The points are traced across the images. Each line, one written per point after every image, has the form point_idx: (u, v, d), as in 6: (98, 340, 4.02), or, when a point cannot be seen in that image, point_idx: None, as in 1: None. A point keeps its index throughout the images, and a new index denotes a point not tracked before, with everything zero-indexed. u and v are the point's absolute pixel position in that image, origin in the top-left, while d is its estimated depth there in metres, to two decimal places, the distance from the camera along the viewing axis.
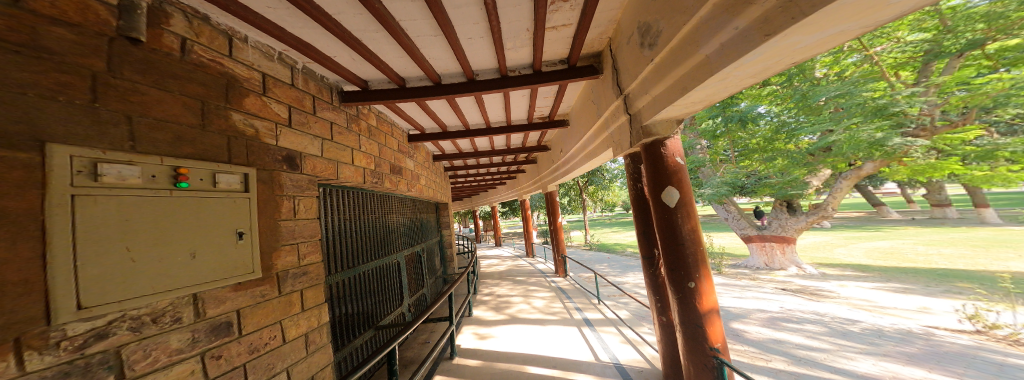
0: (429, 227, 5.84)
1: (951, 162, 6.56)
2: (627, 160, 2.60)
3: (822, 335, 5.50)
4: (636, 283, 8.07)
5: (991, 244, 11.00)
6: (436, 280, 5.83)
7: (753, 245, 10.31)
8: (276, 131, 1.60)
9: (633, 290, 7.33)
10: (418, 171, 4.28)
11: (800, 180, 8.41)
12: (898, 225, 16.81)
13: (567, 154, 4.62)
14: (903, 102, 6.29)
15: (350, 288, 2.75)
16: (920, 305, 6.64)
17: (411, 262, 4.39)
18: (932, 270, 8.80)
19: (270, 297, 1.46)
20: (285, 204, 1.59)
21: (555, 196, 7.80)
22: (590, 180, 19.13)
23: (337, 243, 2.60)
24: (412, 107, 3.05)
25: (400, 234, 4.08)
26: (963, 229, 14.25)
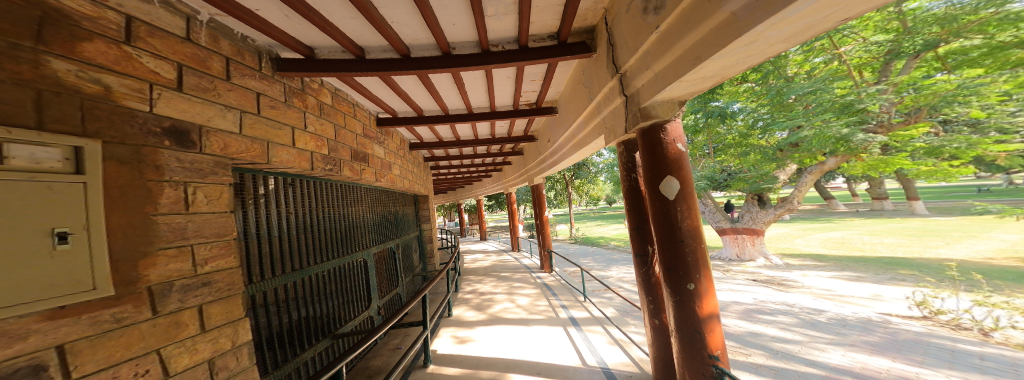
0: (406, 221, 5.45)
1: (899, 158, 6.60)
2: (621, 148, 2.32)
3: (795, 327, 5.54)
4: (619, 277, 7.96)
5: (923, 232, 11.80)
6: (414, 278, 5.47)
7: (727, 237, 10.46)
8: (151, 94, 1.12)
9: (615, 284, 7.22)
10: (391, 160, 3.87)
11: (770, 174, 8.66)
12: (855, 216, 17.78)
13: (554, 144, 4.34)
14: (868, 99, 6.31)
15: (294, 294, 2.38)
16: (873, 293, 6.88)
17: (383, 259, 4.03)
18: (879, 259, 9.19)
19: (134, 322, 1.01)
20: (167, 193, 1.13)
21: (542, 189, 7.47)
22: (575, 173, 19.02)
23: (273, 242, 2.22)
24: (377, 83, 2.65)
25: (368, 229, 3.69)
26: (898, 218, 15.40)
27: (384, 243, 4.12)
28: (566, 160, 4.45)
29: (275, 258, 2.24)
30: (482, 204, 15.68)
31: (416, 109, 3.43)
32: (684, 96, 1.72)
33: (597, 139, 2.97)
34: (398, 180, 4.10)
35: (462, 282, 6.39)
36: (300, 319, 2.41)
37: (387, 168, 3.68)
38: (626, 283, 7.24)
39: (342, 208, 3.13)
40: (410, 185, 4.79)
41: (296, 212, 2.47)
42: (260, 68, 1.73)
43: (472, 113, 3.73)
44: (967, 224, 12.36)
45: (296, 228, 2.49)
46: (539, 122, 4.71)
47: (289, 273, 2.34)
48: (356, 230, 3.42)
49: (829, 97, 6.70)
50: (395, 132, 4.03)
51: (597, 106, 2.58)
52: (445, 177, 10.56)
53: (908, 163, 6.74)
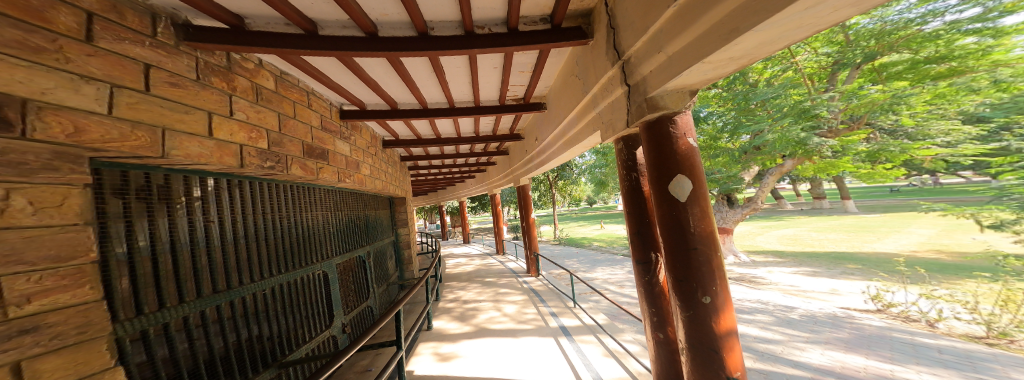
0: (380, 225, 4.97)
1: (842, 161, 6.82)
2: (619, 144, 2.00)
3: (774, 325, 5.50)
4: (605, 278, 7.70)
5: (858, 229, 12.37)
6: (390, 287, 5.00)
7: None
8: None
9: (602, 285, 6.91)
10: (360, 159, 3.42)
11: (738, 175, 8.61)
12: (818, 212, 18.63)
13: (542, 142, 4.04)
14: (820, 105, 6.26)
15: (224, 318, 1.89)
16: (831, 287, 7.07)
17: (350, 269, 3.57)
18: (829, 254, 9.60)
19: None
20: None
21: (528, 190, 7.14)
22: (559, 174, 18.88)
23: (201, 254, 1.79)
24: (336, 67, 2.25)
25: (330, 236, 3.24)
26: (837, 215, 16.33)
27: (351, 250, 3.66)
28: (555, 159, 4.17)
29: (205, 272, 1.81)
30: (465, 206, 15.16)
31: (388, 102, 3.03)
32: (698, 84, 1.36)
33: (591, 137, 2.68)
34: (368, 180, 3.64)
35: (443, 290, 5.96)
36: (241, 345, 1.97)
37: (355, 167, 3.24)
38: (611, 285, 7.00)
39: (297, 211, 2.69)
40: (383, 187, 4.34)
41: (233, 216, 2.03)
42: (154, 34, 1.32)
43: (452, 108, 3.34)
44: (888, 220, 13.36)
45: (234, 236, 2.05)
46: (526, 119, 4.39)
47: (227, 290, 1.91)
48: (315, 237, 2.97)
49: (786, 102, 6.70)
50: (365, 127, 3.59)
51: (592, 98, 2.29)
52: (424, 178, 10.03)
53: (851, 166, 6.90)
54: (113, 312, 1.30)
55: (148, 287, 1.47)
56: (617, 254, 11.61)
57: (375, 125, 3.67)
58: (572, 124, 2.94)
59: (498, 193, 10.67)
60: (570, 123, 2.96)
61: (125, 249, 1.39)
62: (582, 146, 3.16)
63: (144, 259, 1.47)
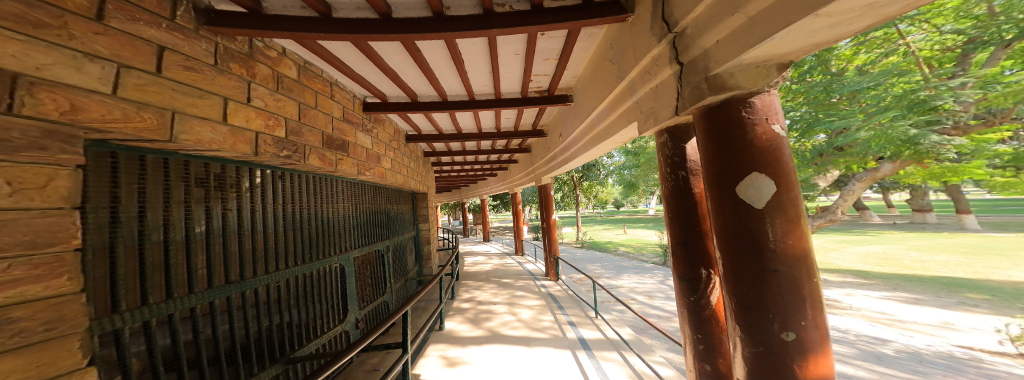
0: (401, 219, 4.98)
1: (974, 166, 5.96)
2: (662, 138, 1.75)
3: (855, 360, 4.43)
4: (631, 287, 7.25)
5: (982, 251, 10.53)
6: (407, 282, 4.97)
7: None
8: None
9: (627, 295, 6.51)
10: (381, 152, 3.37)
11: (811, 181, 7.47)
12: (880, 229, 16.54)
13: (566, 138, 3.80)
14: (944, 96, 5.30)
15: (236, 309, 1.89)
16: (941, 320, 5.81)
17: (368, 263, 3.55)
18: (937, 279, 8.25)
19: None
20: None
21: (551, 190, 6.89)
22: (584, 175, 18.27)
23: (232, 241, 1.89)
24: (355, 56, 2.18)
25: (350, 229, 3.23)
26: (946, 235, 13.94)
27: (371, 244, 3.64)
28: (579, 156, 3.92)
29: (236, 258, 1.91)
30: (487, 204, 15.04)
31: (410, 94, 2.94)
32: (790, 54, 1.07)
33: (621, 132, 2.41)
34: (390, 175, 3.59)
35: (459, 289, 5.88)
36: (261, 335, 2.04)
37: (376, 160, 3.20)
38: (637, 294, 6.56)
39: (318, 203, 2.69)
40: (405, 181, 4.29)
41: (263, 206, 2.11)
42: (172, 17, 1.25)
43: (473, 100, 3.20)
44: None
45: (263, 224, 2.13)
46: (549, 114, 4.17)
47: (252, 279, 2.00)
48: (335, 229, 2.96)
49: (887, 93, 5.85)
50: (389, 120, 3.54)
51: (630, 86, 2.03)
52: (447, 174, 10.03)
53: (982, 171, 6.05)
54: (145, 296, 1.40)
55: (179, 271, 1.57)
56: (643, 261, 10.97)
57: (399, 118, 3.62)
58: (601, 117, 2.68)
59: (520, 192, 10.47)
60: (599, 115, 2.71)
61: (161, 233, 1.49)
62: (611, 143, 2.89)
63: (178, 243, 1.56)
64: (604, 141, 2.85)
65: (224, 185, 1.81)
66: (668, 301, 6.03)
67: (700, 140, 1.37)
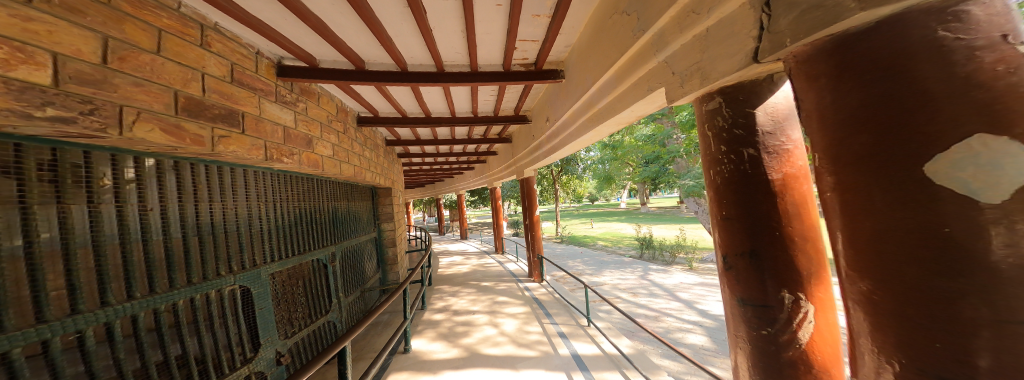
0: (358, 220, 4.19)
1: None
2: (709, 113, 1.21)
3: None
4: (615, 284, 6.90)
5: None
6: (366, 293, 4.20)
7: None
8: None
9: (611, 293, 6.16)
10: (326, 135, 2.58)
11: None
12: None
13: (554, 121, 3.18)
14: None
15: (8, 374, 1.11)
16: None
17: (306, 276, 2.76)
18: None
19: None
20: None
21: (533, 184, 6.33)
22: (563, 169, 17.95)
23: (115, 250, 1.44)
24: (267, 3, 1.39)
25: (275, 234, 2.43)
26: None
27: (311, 253, 2.85)
28: (565, 140, 3.32)
29: (123, 271, 1.46)
30: (463, 200, 14.19)
31: (355, 64, 2.13)
32: None
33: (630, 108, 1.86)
34: (336, 166, 2.78)
35: (431, 296, 5.18)
36: (148, 374, 1.50)
37: (313, 143, 2.33)
38: (622, 292, 6.22)
39: (217, 203, 1.93)
40: (359, 174, 3.49)
41: (155, 205, 1.61)
42: None
43: (442, 73, 2.42)
44: None
45: (157, 229, 1.61)
46: (534, 95, 3.53)
47: (149, 297, 1.53)
48: (249, 236, 2.16)
49: None
50: (334, 98, 2.73)
51: (656, 40, 1.44)
52: (416, 167, 9.13)
53: None
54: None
55: (21, 295, 1.18)
56: (623, 255, 10.81)
57: (346, 97, 2.83)
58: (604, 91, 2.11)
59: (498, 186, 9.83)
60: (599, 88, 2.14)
61: None
62: (614, 125, 2.34)
63: None
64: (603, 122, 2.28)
65: (102, 179, 1.39)
66: (652, 298, 5.71)
67: (807, 88, 0.77)
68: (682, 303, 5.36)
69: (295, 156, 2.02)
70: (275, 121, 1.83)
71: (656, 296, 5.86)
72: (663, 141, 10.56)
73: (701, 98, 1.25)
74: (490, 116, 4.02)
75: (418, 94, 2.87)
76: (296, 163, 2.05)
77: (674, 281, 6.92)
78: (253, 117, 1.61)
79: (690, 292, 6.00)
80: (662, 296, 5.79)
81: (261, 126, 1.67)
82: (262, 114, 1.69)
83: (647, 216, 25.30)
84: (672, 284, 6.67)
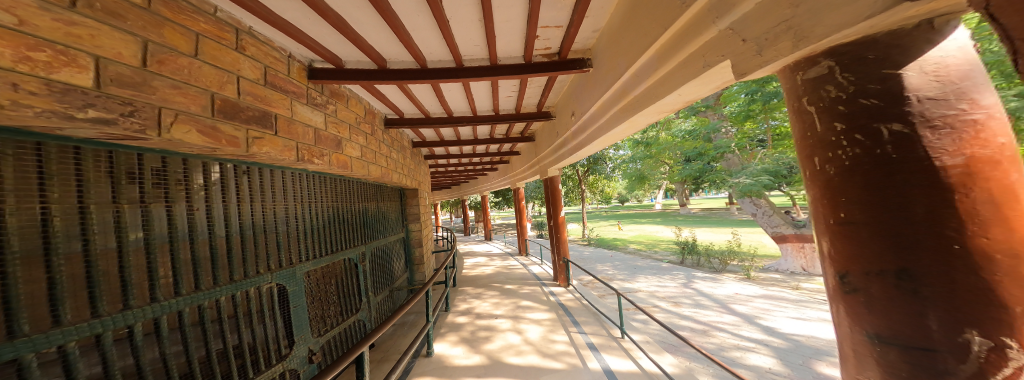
0: (387, 220, 4.29)
1: None
2: (813, 86, 0.79)
3: None
4: (651, 291, 6.53)
5: None
6: (394, 292, 4.29)
7: (789, 246, 8.62)
8: None
9: (649, 301, 5.81)
10: (354, 138, 2.64)
11: None
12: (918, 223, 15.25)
13: (582, 117, 3.00)
14: None
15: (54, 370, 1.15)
16: None
17: (337, 275, 2.82)
18: None
19: None
20: None
21: (558, 184, 6.15)
22: (590, 169, 17.56)
23: (163, 249, 1.51)
24: (294, 5, 1.42)
25: (308, 233, 2.49)
26: None
27: (342, 253, 2.90)
28: (594, 136, 3.13)
29: (171, 268, 1.53)
30: (487, 202, 14.25)
31: (377, 63, 2.18)
32: None
33: (674, 93, 1.66)
34: (364, 168, 2.83)
35: (455, 298, 5.19)
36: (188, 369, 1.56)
37: (342, 144, 2.38)
38: (661, 300, 5.86)
39: (252, 202, 1.99)
40: (387, 175, 3.56)
41: (201, 205, 1.68)
42: None
43: (462, 68, 2.39)
44: None
45: (201, 228, 1.69)
46: (558, 89, 3.41)
47: (193, 294, 1.60)
48: (282, 234, 2.22)
49: None
50: (361, 100, 2.80)
51: (710, 7, 1.22)
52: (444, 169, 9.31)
53: None
54: (14, 328, 1.05)
55: (78, 291, 1.24)
56: (659, 259, 10.28)
57: (373, 99, 2.91)
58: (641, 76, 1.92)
59: (523, 187, 9.75)
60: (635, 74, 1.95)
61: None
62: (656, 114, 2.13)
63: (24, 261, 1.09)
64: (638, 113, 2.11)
65: (148, 179, 1.44)
66: (697, 309, 5.35)
67: None
68: (741, 318, 4.93)
69: (325, 156, 2.07)
70: (307, 122, 1.87)
71: (705, 308, 5.45)
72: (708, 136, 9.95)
73: (796, 64, 0.85)
74: (510, 114, 3.99)
75: (439, 92, 2.87)
76: (325, 164, 2.10)
77: (729, 291, 6.43)
78: (285, 119, 1.65)
79: (749, 306, 5.50)
80: (713, 309, 5.39)
81: (292, 127, 1.71)
82: (293, 115, 1.73)
83: (684, 219, 23.91)
84: (726, 295, 6.20)
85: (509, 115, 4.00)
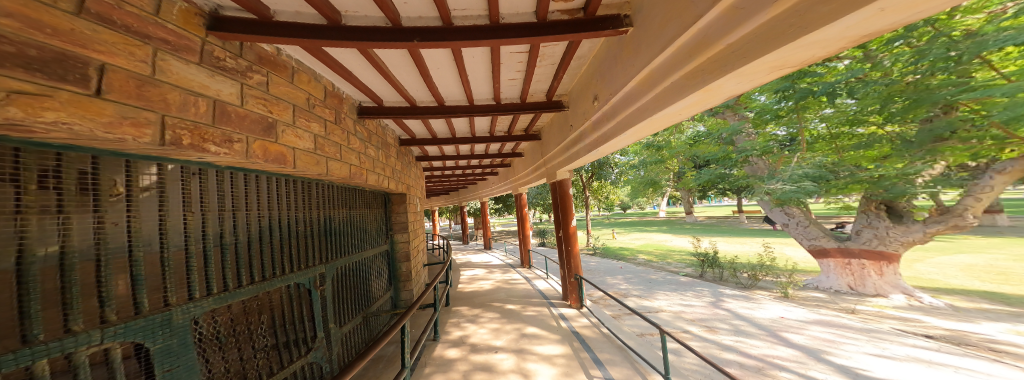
0: (359, 232, 3.73)
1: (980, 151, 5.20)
2: None
3: None
4: (675, 311, 5.76)
5: None
6: (370, 318, 3.82)
7: (831, 261, 7.80)
8: None
9: (678, 326, 5.02)
10: (309, 131, 2.11)
11: (914, 175, 5.90)
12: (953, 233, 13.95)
13: (614, 98, 2.27)
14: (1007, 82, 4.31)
15: None
16: None
17: (276, 309, 2.19)
18: None
19: None
20: None
21: (568, 188, 5.46)
22: (595, 174, 16.78)
23: None
24: None
25: (218, 257, 1.73)
26: None
27: (283, 279, 2.24)
28: (629, 121, 2.36)
29: None
30: (487, 207, 13.45)
31: (327, 18, 1.48)
32: None
33: (849, 19, 0.78)
34: (320, 166, 2.25)
35: (447, 321, 4.52)
36: None
37: (277, 130, 1.74)
38: (691, 325, 5.08)
39: (82, 214, 1.12)
40: (356, 175, 2.95)
41: None
42: None
43: (450, 30, 1.68)
44: None
45: None
46: (577, 64, 2.81)
47: None
48: (151, 269, 1.35)
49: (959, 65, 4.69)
50: (315, 73, 2.25)
51: None
52: (438, 173, 8.69)
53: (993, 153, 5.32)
54: None
55: None
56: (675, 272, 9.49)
57: (337, 78, 2.44)
58: (741, 11, 1.07)
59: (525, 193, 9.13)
60: (728, 9, 1.11)
61: None
62: (753, 80, 1.29)
63: None
64: (719, 80, 1.27)
65: None
66: (736, 337, 4.57)
67: None
68: (802, 352, 4.12)
69: (235, 143, 1.43)
70: (191, 88, 1.21)
71: (751, 337, 4.62)
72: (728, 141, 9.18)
73: None
74: (515, 104, 3.51)
75: (421, 61, 2.20)
76: (240, 154, 1.47)
77: (772, 314, 5.61)
78: (128, 76, 0.98)
79: (806, 335, 4.69)
80: (761, 338, 4.56)
81: (150, 92, 1.05)
82: (157, 74, 1.07)
83: (696, 228, 22.87)
84: (769, 319, 5.38)
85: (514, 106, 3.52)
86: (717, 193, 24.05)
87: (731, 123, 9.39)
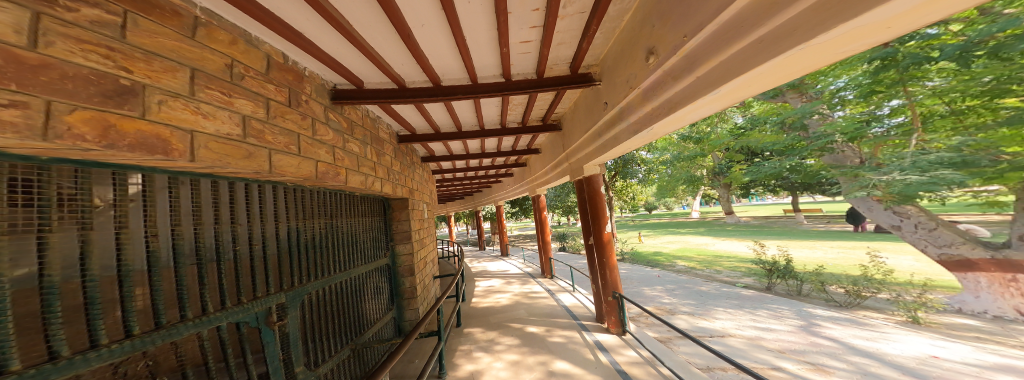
0: (348, 245, 3.08)
1: None
2: None
3: None
4: (779, 347, 4.82)
5: None
6: (365, 349, 3.12)
7: (983, 276, 6.75)
8: None
9: (766, 361, 4.29)
10: (229, 106, 1.45)
11: None
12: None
13: (702, 35, 1.57)
14: None
15: None
16: None
17: (191, 367, 1.46)
18: None
19: None
20: None
21: (598, 185, 4.60)
22: (619, 173, 15.74)
23: None
24: None
25: (76, 297, 1.12)
26: None
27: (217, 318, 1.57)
28: (726, 71, 1.57)
29: None
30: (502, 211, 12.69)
31: None
32: None
33: None
34: (259, 159, 1.62)
35: (456, 350, 3.89)
36: None
37: (145, 99, 1.07)
38: (785, 361, 4.30)
39: None
40: (329, 176, 2.29)
41: None
42: None
43: None
44: None
45: None
46: (617, 11, 2.17)
47: None
48: None
49: None
50: (243, 31, 1.62)
51: None
52: (449, 176, 8.10)
53: None
54: None
55: None
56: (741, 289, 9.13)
57: (287, 45, 1.84)
58: None
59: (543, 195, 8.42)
60: None
61: None
62: None
63: None
64: None
65: None
66: None
67: None
68: None
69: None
70: None
71: None
72: (804, 123, 8.63)
73: None
74: (530, 82, 3.04)
75: None
76: (19, 129, 0.77)
77: (917, 352, 4.39)
78: None
79: None
80: None
81: None
82: None
83: (735, 230, 21.34)
84: (916, 360, 4.16)
85: (528, 82, 3.04)
86: (756, 189, 22.37)
87: (796, 106, 8.86)
